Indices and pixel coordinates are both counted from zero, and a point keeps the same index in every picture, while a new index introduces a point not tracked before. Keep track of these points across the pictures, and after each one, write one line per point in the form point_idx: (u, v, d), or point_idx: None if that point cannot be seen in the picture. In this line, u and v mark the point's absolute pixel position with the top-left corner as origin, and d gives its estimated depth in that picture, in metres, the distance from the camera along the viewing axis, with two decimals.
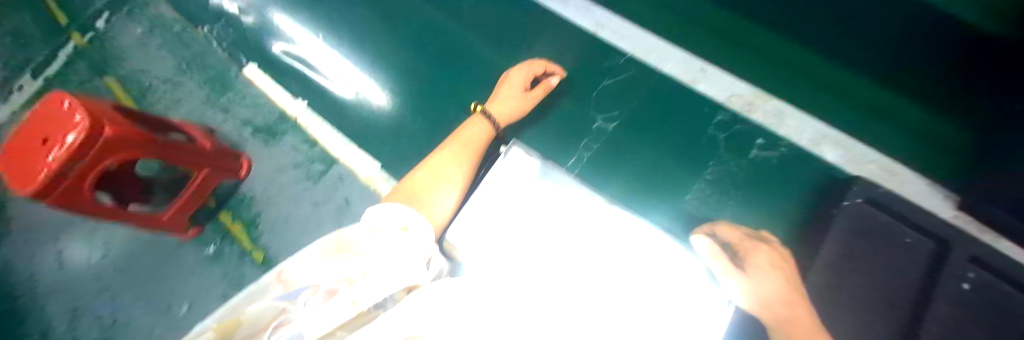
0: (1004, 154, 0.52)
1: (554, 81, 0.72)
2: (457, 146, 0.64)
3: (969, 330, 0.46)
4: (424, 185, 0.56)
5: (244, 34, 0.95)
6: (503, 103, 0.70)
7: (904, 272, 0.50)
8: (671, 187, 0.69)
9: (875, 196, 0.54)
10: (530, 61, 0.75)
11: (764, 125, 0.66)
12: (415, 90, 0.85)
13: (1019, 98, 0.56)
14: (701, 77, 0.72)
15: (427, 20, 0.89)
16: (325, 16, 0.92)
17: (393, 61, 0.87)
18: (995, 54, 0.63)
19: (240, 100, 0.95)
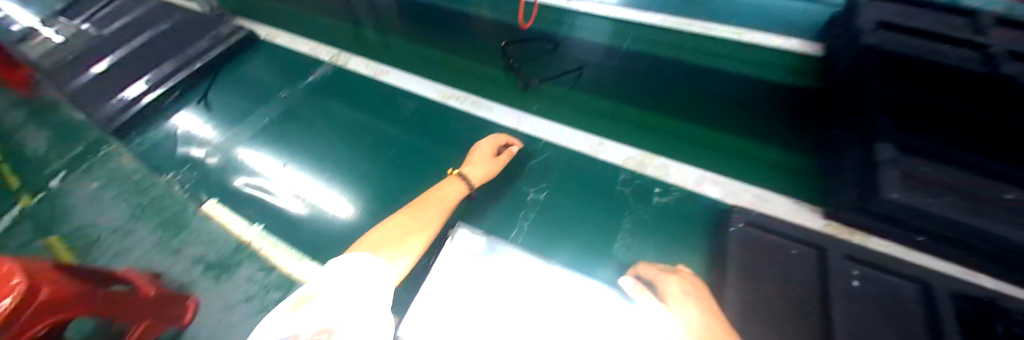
0: (854, 161, 0.65)
1: (515, 149, 0.85)
2: (426, 208, 0.71)
3: (864, 322, 0.52)
4: (397, 240, 0.64)
5: (207, 174, 0.98)
6: (477, 166, 0.79)
7: (802, 280, 0.57)
8: (603, 240, 0.72)
9: (753, 218, 0.64)
10: (494, 135, 0.88)
11: (656, 177, 0.79)
12: (368, 194, 0.89)
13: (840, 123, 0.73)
14: (601, 149, 0.87)
15: (380, 138, 1.02)
16: (285, 149, 1.03)
17: (348, 173, 0.94)
18: (796, 102, 0.86)
19: (196, 238, 0.84)
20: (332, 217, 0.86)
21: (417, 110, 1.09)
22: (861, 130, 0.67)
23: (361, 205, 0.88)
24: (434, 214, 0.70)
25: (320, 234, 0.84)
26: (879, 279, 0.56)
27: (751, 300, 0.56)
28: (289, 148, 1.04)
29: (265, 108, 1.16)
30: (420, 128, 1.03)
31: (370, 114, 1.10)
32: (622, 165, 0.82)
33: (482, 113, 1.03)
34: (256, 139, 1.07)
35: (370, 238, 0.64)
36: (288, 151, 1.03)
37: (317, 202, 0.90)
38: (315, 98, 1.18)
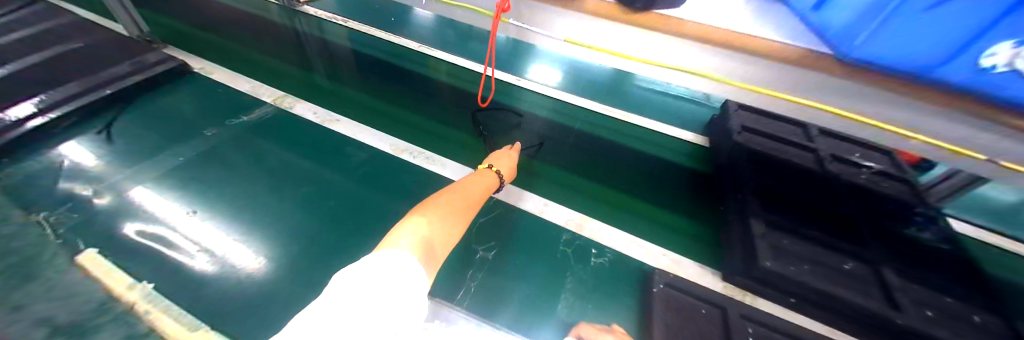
0: (736, 235, 0.80)
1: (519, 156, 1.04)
2: (467, 193, 0.75)
3: None
4: (435, 227, 0.61)
5: (90, 215, 0.82)
6: (501, 166, 0.93)
7: (711, 337, 0.65)
8: (546, 301, 0.75)
9: (670, 280, 0.73)
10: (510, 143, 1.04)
11: (593, 239, 0.87)
12: (294, 249, 0.82)
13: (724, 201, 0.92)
14: (545, 209, 0.94)
15: (319, 187, 0.98)
16: (202, 192, 0.92)
17: (275, 224, 0.86)
18: (699, 180, 1.05)
19: (41, 289, 0.62)
20: (247, 272, 0.77)
21: (366, 161, 1.07)
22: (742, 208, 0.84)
23: (289, 260, 0.80)
24: (474, 199, 0.75)
25: (227, 296, 0.73)
26: (770, 337, 0.66)
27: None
28: (209, 190, 0.93)
29: (187, 146, 1.05)
30: (367, 179, 1.02)
31: (313, 160, 1.06)
32: (564, 226, 0.89)
33: (435, 169, 1.07)
34: (169, 177, 0.94)
35: (423, 216, 0.62)
36: (205, 193, 0.92)
37: (231, 254, 0.79)
38: (251, 138, 1.10)
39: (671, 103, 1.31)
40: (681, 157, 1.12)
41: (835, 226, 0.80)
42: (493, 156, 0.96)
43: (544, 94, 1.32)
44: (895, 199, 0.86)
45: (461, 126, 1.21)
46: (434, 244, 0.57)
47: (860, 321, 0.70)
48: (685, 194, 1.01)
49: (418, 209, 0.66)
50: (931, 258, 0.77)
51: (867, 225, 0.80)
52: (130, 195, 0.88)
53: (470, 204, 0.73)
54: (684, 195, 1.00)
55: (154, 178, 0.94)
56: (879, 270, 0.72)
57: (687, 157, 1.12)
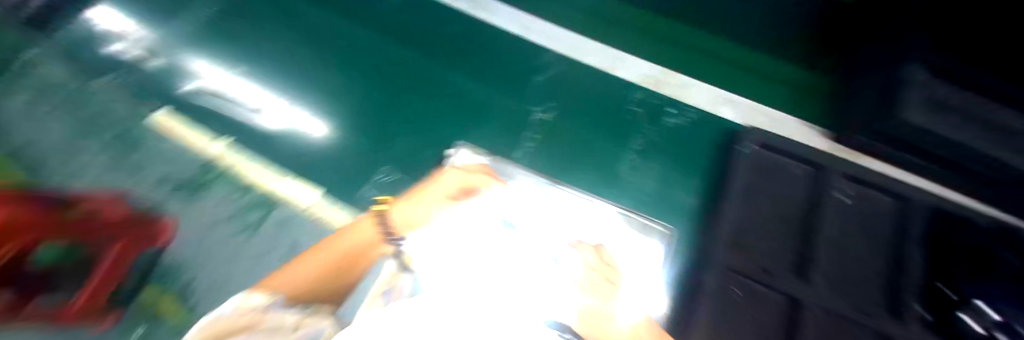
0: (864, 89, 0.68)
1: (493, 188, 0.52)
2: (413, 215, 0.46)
3: (841, 231, 0.60)
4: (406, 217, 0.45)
5: (78, 38, 0.68)
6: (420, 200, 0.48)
7: (796, 198, 0.62)
8: (611, 161, 0.70)
9: (767, 140, 0.64)
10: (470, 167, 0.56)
11: (674, 96, 0.75)
12: (353, 107, 0.74)
13: (876, 50, 0.71)
14: (619, 64, 0.78)
15: (354, 40, 0.82)
16: (229, 37, 0.79)
17: (319, 79, 0.76)
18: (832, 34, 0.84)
19: (13, 126, 0.54)
20: (312, 139, 0.67)
21: (398, 10, 0.86)
22: (892, 50, 0.66)
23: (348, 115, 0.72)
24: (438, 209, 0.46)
25: (295, 147, 0.65)
26: (862, 195, 0.63)
27: (761, 220, 0.60)
28: (235, 40, 0.78)
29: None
30: (409, 31, 0.84)
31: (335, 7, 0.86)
32: (639, 84, 0.76)
33: (482, 17, 0.83)
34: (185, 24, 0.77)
35: (304, 270, 0.36)
36: (238, 43, 0.78)
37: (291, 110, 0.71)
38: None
39: None
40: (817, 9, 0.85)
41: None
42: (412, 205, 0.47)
43: None
44: None
45: None
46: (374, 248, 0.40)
47: None
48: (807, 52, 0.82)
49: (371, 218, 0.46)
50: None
51: None
52: (138, 29, 0.74)
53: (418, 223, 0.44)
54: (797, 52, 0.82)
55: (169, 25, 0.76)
56: None
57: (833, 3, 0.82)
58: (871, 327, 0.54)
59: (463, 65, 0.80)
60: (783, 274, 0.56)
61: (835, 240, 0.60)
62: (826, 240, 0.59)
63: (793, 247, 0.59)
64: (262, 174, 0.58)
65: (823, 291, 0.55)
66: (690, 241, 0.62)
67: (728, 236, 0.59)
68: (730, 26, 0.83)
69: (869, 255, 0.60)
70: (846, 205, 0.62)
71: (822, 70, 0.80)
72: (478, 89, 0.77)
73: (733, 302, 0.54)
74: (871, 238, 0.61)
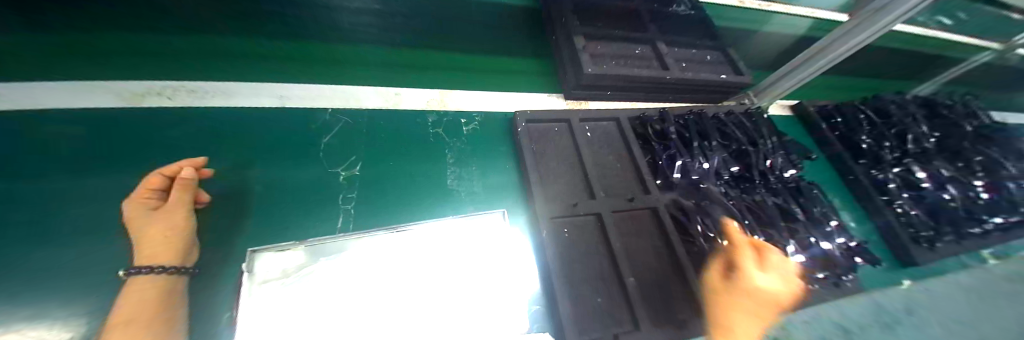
0: (563, 58, 0.97)
1: (192, 173, 0.53)
2: (152, 251, 0.46)
3: (597, 155, 0.87)
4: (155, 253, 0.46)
5: None
6: (146, 235, 0.47)
7: (563, 148, 0.85)
8: (433, 181, 0.76)
9: (527, 116, 0.85)
10: (154, 175, 0.51)
11: (458, 110, 0.89)
12: (62, 275, 0.49)
13: (552, 33, 1.04)
14: (399, 98, 0.86)
15: (8, 185, 0.55)
16: None
17: None
18: (533, 27, 1.14)
19: None
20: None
21: (90, 137, 0.62)
22: (561, 30, 0.97)
23: (86, 292, 0.49)
24: (178, 235, 0.49)
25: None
26: (598, 126, 0.93)
27: (551, 174, 0.80)
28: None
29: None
30: (114, 149, 0.63)
31: None
32: (427, 109, 0.86)
33: (222, 101, 0.73)
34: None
35: None
36: None
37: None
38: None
39: None
40: (516, 16, 1.13)
41: (627, 23, 1.09)
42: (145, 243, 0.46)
43: None
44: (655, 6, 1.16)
45: (236, 32, 0.85)
46: (133, 313, 0.40)
47: (650, 91, 1.02)
48: (523, 45, 1.09)
49: (116, 302, 0.42)
50: (671, 28, 1.16)
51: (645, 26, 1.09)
52: None
53: (175, 248, 0.47)
54: (525, 42, 1.10)
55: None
56: (655, 45, 1.05)
57: (523, 14, 1.14)
58: (639, 206, 0.81)
59: (238, 158, 0.68)
60: (582, 202, 0.77)
61: (597, 162, 0.86)
62: (592, 165, 0.84)
63: (577, 180, 0.81)
64: None
65: (605, 199, 0.79)
66: (523, 214, 0.76)
67: (541, 192, 0.75)
68: (464, 47, 1.03)
69: (618, 161, 0.89)
70: (591, 136, 0.90)
71: (537, 53, 1.08)
72: (268, 176, 0.67)
73: (566, 238, 0.71)
74: (618, 151, 0.90)
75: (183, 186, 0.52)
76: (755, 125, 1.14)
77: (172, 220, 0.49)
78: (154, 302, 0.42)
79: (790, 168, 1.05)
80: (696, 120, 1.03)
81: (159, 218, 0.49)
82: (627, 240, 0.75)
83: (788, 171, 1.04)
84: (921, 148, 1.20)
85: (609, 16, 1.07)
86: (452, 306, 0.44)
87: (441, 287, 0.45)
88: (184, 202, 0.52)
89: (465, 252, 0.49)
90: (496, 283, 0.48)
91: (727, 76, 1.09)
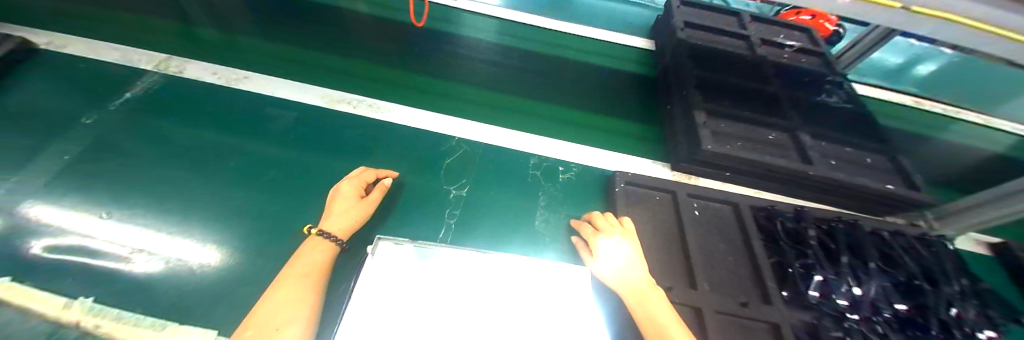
0: (674, 131, 0.93)
1: (389, 180, 0.70)
2: (339, 224, 0.60)
3: (708, 238, 0.77)
4: (341, 228, 0.59)
5: None
6: (343, 214, 0.61)
7: (664, 219, 0.78)
8: (525, 219, 0.77)
9: (629, 178, 0.81)
10: (359, 172, 0.70)
11: (559, 159, 0.91)
12: (248, 222, 0.67)
13: (666, 102, 1.02)
14: (509, 139, 0.93)
15: (242, 151, 0.78)
16: (91, 181, 0.67)
17: (201, 202, 0.68)
18: (648, 94, 1.14)
19: None
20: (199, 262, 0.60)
21: (292, 124, 0.85)
22: (681, 102, 0.94)
23: (259, 238, 0.65)
24: (361, 219, 0.62)
25: (203, 279, 0.58)
26: (708, 206, 0.83)
27: (647, 243, 0.72)
28: (91, 173, 0.68)
29: (35, 124, 0.73)
30: (303, 139, 0.83)
31: (221, 135, 0.80)
32: (530, 152, 0.91)
33: (377, 115, 0.91)
34: (35, 174, 0.66)
35: (288, 309, 0.47)
36: (97, 185, 0.67)
37: (181, 241, 0.62)
38: (128, 114, 0.79)
39: (594, 38, 1.28)
40: (629, 83, 1.16)
41: (763, 106, 1.00)
42: (341, 217, 0.61)
43: (485, 33, 1.21)
44: (792, 93, 1.05)
45: (397, 63, 1.07)
46: (311, 268, 0.53)
47: (783, 182, 0.88)
48: (633, 110, 1.09)
49: (300, 252, 0.56)
50: (817, 119, 1.02)
51: (780, 112, 0.98)
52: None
53: (349, 228, 0.60)
54: (636, 108, 1.09)
55: (7, 171, 0.65)
56: (796, 134, 0.92)
57: (638, 82, 1.17)
58: (754, 315, 0.67)
59: (375, 160, 0.81)
60: (678, 287, 0.67)
61: (704, 247, 0.75)
62: (697, 250, 0.74)
63: (679, 262, 0.72)
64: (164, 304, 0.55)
65: (708, 294, 0.68)
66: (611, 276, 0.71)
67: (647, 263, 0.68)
68: (575, 102, 1.08)
69: (730, 253, 0.76)
70: (700, 215, 0.80)
71: (647, 119, 1.07)
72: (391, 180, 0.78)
73: None
74: (732, 240, 0.78)
75: (381, 189, 0.68)
76: (935, 257, 0.85)
77: (363, 208, 0.63)
78: (325, 264, 0.55)
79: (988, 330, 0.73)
80: (847, 231, 0.84)
81: (352, 204, 0.63)
82: None
83: (986, 333, 0.73)
84: None
85: (739, 96, 1.01)
86: None
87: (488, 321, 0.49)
88: (377, 202, 0.66)
89: (526, 297, 0.54)
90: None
91: (894, 187, 0.88)
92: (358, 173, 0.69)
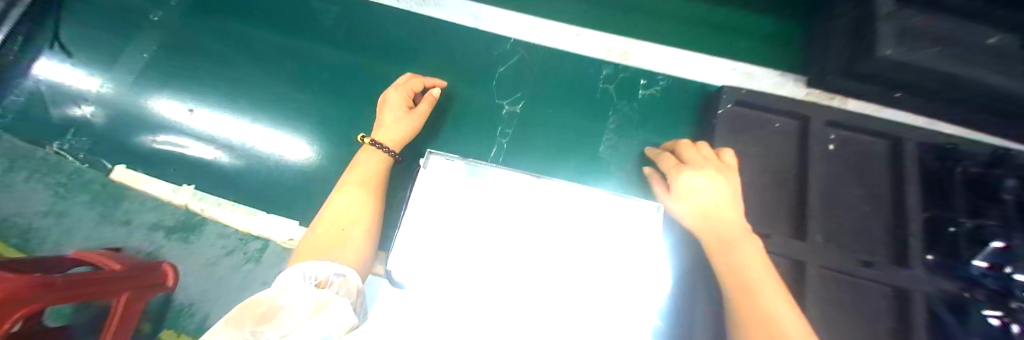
0: (829, 29, 0.66)
1: (438, 91, 0.61)
2: (389, 134, 0.55)
3: (842, 179, 0.59)
4: (390, 140, 0.55)
5: (99, 134, 0.69)
6: (392, 126, 0.56)
7: (784, 154, 0.60)
8: (587, 142, 0.66)
9: (743, 97, 0.60)
10: (405, 79, 0.62)
11: (641, 67, 0.71)
12: (316, 130, 0.70)
13: None
14: (579, 42, 0.73)
15: (296, 51, 0.75)
16: (188, 85, 0.74)
17: (272, 110, 0.72)
18: None
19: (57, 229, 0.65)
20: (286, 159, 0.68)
21: (338, 20, 0.77)
22: None
23: (328, 145, 0.69)
24: (410, 133, 0.57)
25: (287, 172, 0.67)
26: (851, 139, 0.62)
27: (750, 181, 0.58)
28: (183, 77, 0.74)
29: (125, 23, 0.77)
30: (352, 39, 0.75)
31: (274, 34, 0.77)
32: (604, 59, 0.72)
33: (426, 11, 0.76)
34: (145, 77, 0.74)
35: (345, 216, 0.47)
36: (193, 89, 0.73)
37: (267, 135, 0.70)
38: (189, 11, 0.78)
39: None
40: None
41: None
42: (391, 128, 0.56)
43: None
44: None
45: None
46: (368, 178, 0.52)
47: (980, 110, 0.62)
48: None
49: (355, 159, 0.54)
50: None
51: None
52: (127, 103, 0.72)
53: (399, 137, 0.56)
54: None
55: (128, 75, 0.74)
56: None
57: None
58: (880, 279, 0.53)
59: (426, 66, 0.73)
60: (780, 236, 0.54)
61: (830, 192, 0.58)
62: (819, 195, 0.57)
63: (794, 207, 0.57)
64: (265, 198, 0.66)
65: (822, 248, 0.54)
66: None
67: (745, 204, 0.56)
68: None
69: (865, 200, 0.59)
70: (835, 149, 0.61)
71: None
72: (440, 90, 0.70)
73: None
74: (872, 185, 0.59)
75: (428, 99, 0.60)
76: None
77: (413, 120, 0.57)
78: (376, 175, 0.52)
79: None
80: None
81: (399, 115, 0.57)
82: (838, 309, 0.52)
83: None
84: None
85: None
86: (568, 292, 0.43)
87: (540, 250, 0.46)
88: (426, 113, 0.59)
89: (584, 231, 0.48)
90: (630, 293, 0.43)
91: None
92: (403, 80, 0.62)
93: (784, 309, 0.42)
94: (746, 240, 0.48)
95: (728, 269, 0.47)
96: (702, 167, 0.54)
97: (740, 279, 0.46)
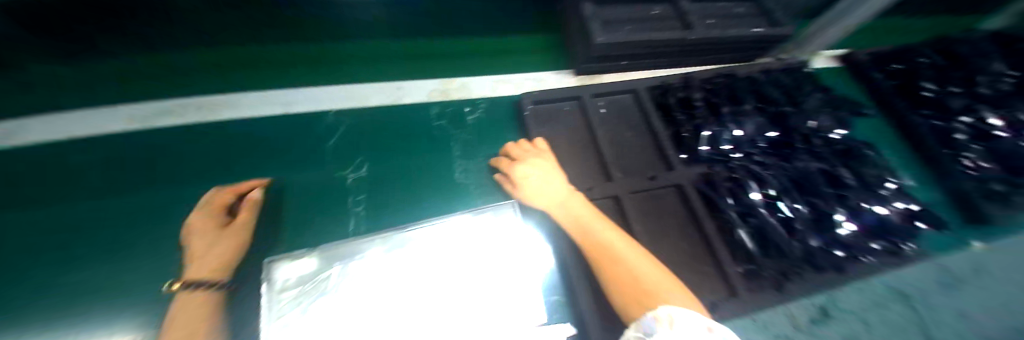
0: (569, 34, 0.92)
1: (259, 191, 0.61)
2: (202, 265, 0.51)
3: (619, 128, 0.83)
4: (204, 270, 0.51)
5: None
6: (208, 250, 0.53)
7: (579, 127, 0.81)
8: (442, 173, 0.75)
9: (538, 97, 0.81)
10: (211, 195, 0.60)
11: (459, 99, 0.85)
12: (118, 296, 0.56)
13: None
14: (400, 93, 0.84)
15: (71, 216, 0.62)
16: None
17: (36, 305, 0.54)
18: None
19: None
20: None
21: (118, 160, 0.68)
22: None
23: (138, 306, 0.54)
24: (228, 250, 0.54)
25: None
26: (614, 100, 0.87)
27: (563, 155, 0.76)
28: None
29: None
30: (153, 173, 0.68)
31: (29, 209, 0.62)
32: (431, 100, 0.83)
33: (229, 114, 0.75)
34: None
35: None
36: None
37: None
38: None
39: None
40: None
41: None
42: (202, 256, 0.52)
43: None
44: None
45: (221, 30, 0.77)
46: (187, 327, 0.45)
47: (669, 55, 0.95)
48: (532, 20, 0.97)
49: (171, 312, 0.47)
50: None
51: None
52: None
53: (217, 264, 0.52)
54: None
55: None
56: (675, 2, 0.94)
57: None
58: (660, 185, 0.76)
59: (256, 169, 0.70)
60: (597, 186, 0.72)
61: (614, 140, 0.81)
62: (609, 144, 0.80)
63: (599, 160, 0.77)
64: None
65: (623, 180, 0.75)
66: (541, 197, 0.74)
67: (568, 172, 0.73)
68: None
69: (638, 136, 0.83)
70: (607, 111, 0.85)
71: None
72: (278, 184, 0.68)
73: None
74: (637, 126, 0.85)
75: (248, 204, 0.59)
76: (796, 81, 1.01)
77: (235, 232, 0.55)
78: (200, 318, 0.47)
79: (881, 172, 0.84)
80: (727, 83, 0.95)
81: (214, 235, 0.54)
82: (651, 217, 0.73)
83: (835, 132, 0.92)
84: (996, 91, 0.98)
85: None
86: (457, 312, 0.51)
87: (420, 291, 0.52)
88: (247, 220, 0.57)
89: (453, 258, 0.56)
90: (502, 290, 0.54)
91: (760, 29, 0.96)
92: (207, 199, 0.59)
93: (610, 234, 0.57)
94: (572, 197, 0.63)
95: (571, 224, 0.61)
96: (526, 158, 0.69)
97: (580, 227, 0.59)
